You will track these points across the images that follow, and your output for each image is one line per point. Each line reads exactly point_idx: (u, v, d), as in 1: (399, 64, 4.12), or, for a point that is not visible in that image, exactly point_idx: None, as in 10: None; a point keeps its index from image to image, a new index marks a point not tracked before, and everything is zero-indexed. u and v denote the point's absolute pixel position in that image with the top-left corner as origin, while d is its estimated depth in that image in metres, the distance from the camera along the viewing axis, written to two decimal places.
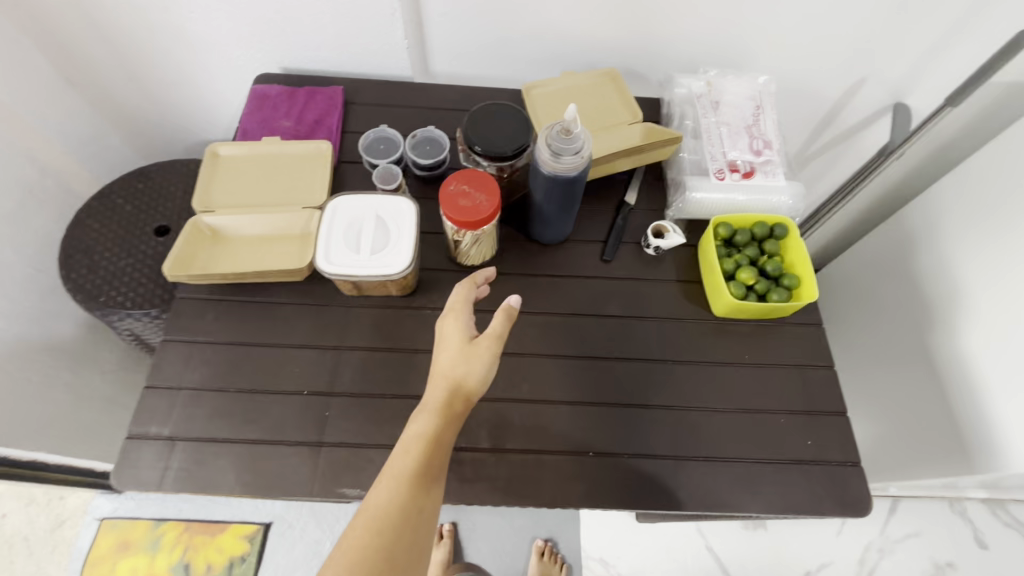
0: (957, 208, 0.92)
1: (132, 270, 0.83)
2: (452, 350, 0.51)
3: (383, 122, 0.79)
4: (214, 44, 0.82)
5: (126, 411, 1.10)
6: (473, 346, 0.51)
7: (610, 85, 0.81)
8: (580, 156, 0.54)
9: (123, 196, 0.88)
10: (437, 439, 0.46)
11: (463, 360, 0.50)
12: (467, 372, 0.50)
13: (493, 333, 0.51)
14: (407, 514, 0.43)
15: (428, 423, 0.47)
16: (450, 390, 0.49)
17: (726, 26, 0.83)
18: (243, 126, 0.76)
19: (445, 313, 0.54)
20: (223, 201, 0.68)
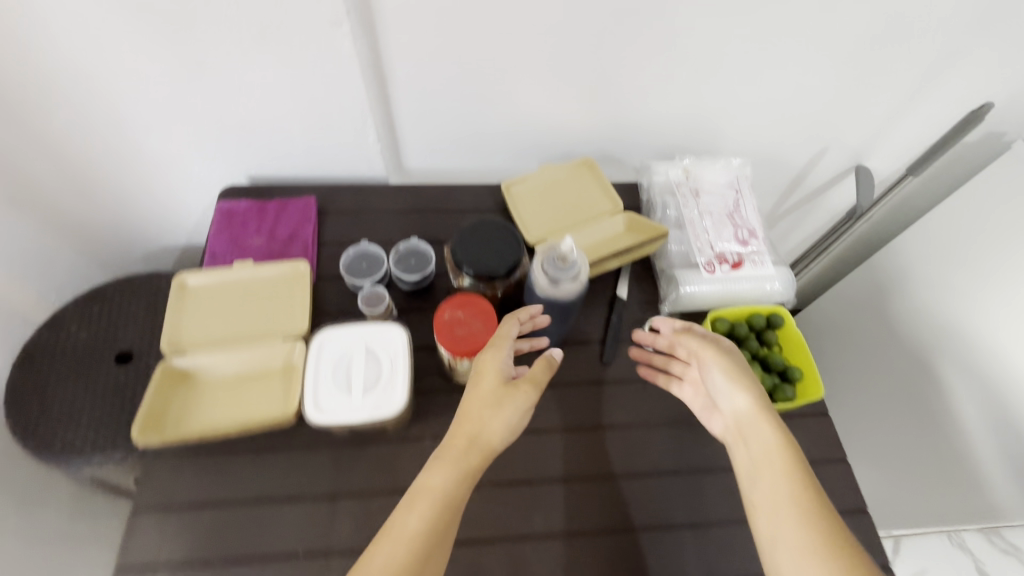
0: (931, 261, 0.95)
1: (91, 407, 0.75)
2: (482, 396, 0.51)
3: (359, 230, 0.76)
4: (174, 159, 0.78)
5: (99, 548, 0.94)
6: (502, 395, 0.51)
7: (586, 173, 0.81)
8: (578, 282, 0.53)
9: (79, 322, 0.82)
10: (456, 494, 0.47)
11: (496, 408, 0.51)
12: (491, 424, 0.50)
13: (533, 383, 0.53)
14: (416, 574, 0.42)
15: (448, 473, 0.47)
16: (475, 440, 0.49)
17: (696, 108, 0.84)
18: (211, 249, 0.72)
19: (484, 345, 0.54)
20: (194, 340, 0.63)
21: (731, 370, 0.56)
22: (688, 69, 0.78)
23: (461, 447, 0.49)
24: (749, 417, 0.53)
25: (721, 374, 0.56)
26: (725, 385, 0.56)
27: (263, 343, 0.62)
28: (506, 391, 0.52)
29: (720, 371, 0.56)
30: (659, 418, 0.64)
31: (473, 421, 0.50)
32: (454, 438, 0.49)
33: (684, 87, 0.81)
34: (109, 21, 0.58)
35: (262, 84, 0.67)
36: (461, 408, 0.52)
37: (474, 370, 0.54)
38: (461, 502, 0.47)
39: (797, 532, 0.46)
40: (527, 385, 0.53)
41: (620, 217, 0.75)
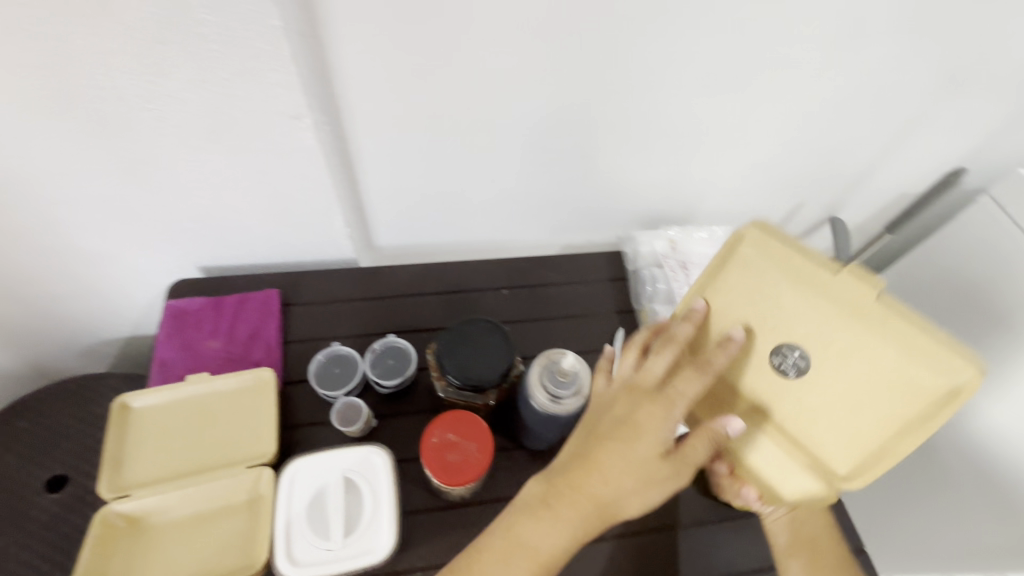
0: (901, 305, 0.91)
1: (17, 549, 0.65)
2: (631, 453, 0.43)
3: (330, 323, 0.69)
4: (113, 255, 0.69)
5: None
6: (656, 461, 0.44)
7: (763, 250, 0.46)
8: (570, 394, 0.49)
9: (0, 444, 0.71)
10: (555, 560, 0.42)
11: (642, 478, 0.43)
12: (630, 495, 0.43)
13: (690, 461, 0.45)
14: None
15: (558, 542, 0.42)
16: (602, 507, 0.43)
17: (676, 174, 0.82)
18: (160, 357, 0.64)
19: (658, 392, 0.45)
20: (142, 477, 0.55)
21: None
22: (667, 141, 0.76)
23: (585, 511, 0.43)
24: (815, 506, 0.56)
25: None
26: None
27: (223, 473, 0.54)
28: (659, 456, 0.44)
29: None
30: (671, 519, 0.60)
31: (610, 489, 0.43)
32: (581, 496, 0.43)
33: (665, 155, 0.78)
34: (27, 124, 0.51)
35: (211, 180, 0.60)
36: (598, 455, 0.44)
37: (631, 406, 0.46)
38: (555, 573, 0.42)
39: None
40: (683, 466, 0.44)
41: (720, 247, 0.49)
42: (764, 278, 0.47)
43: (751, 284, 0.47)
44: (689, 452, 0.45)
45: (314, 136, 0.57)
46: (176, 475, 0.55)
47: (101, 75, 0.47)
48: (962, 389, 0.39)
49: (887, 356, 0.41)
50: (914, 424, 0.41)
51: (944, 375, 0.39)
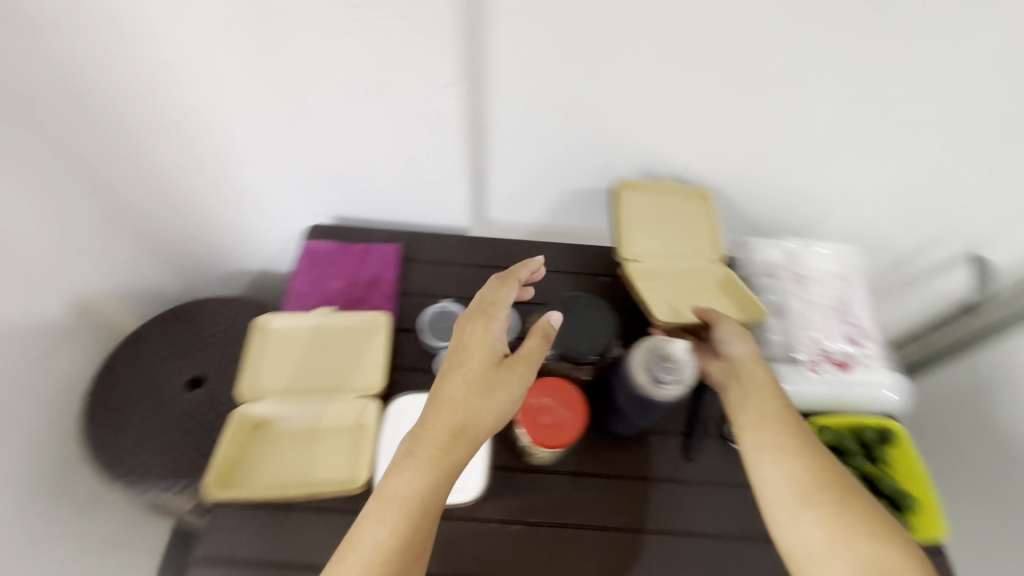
0: None
1: (161, 431, 0.77)
2: (465, 379, 0.49)
3: (440, 283, 0.74)
4: (267, 194, 0.79)
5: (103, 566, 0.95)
6: (488, 379, 0.49)
7: (636, 199, 0.75)
8: (676, 385, 0.48)
9: (158, 341, 0.84)
10: (431, 494, 0.45)
11: (485, 390, 0.48)
12: (481, 413, 0.48)
13: (526, 357, 0.50)
14: (397, 560, 0.43)
15: (425, 480, 0.45)
16: (455, 432, 0.47)
17: (806, 183, 0.77)
18: (294, 288, 0.72)
19: (474, 317, 0.53)
20: (271, 386, 0.63)
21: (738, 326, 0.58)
22: (798, 148, 0.72)
23: (441, 441, 0.47)
24: (751, 366, 0.55)
25: (728, 327, 0.57)
26: (732, 334, 0.57)
27: (338, 398, 0.61)
28: (489, 372, 0.49)
29: (730, 328, 0.58)
30: (750, 530, 0.59)
31: (455, 411, 0.48)
32: (433, 431, 0.47)
33: (793, 165, 0.75)
34: (228, 69, 0.60)
35: (359, 136, 0.66)
36: (438, 389, 0.50)
37: (452, 353, 0.51)
38: (441, 499, 0.46)
39: (788, 467, 0.48)
40: (524, 364, 0.50)
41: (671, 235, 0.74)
42: (643, 210, 0.75)
43: (653, 218, 0.74)
44: (522, 350, 0.51)
45: (455, 105, 0.61)
46: (298, 390, 0.62)
47: (291, 31, 0.55)
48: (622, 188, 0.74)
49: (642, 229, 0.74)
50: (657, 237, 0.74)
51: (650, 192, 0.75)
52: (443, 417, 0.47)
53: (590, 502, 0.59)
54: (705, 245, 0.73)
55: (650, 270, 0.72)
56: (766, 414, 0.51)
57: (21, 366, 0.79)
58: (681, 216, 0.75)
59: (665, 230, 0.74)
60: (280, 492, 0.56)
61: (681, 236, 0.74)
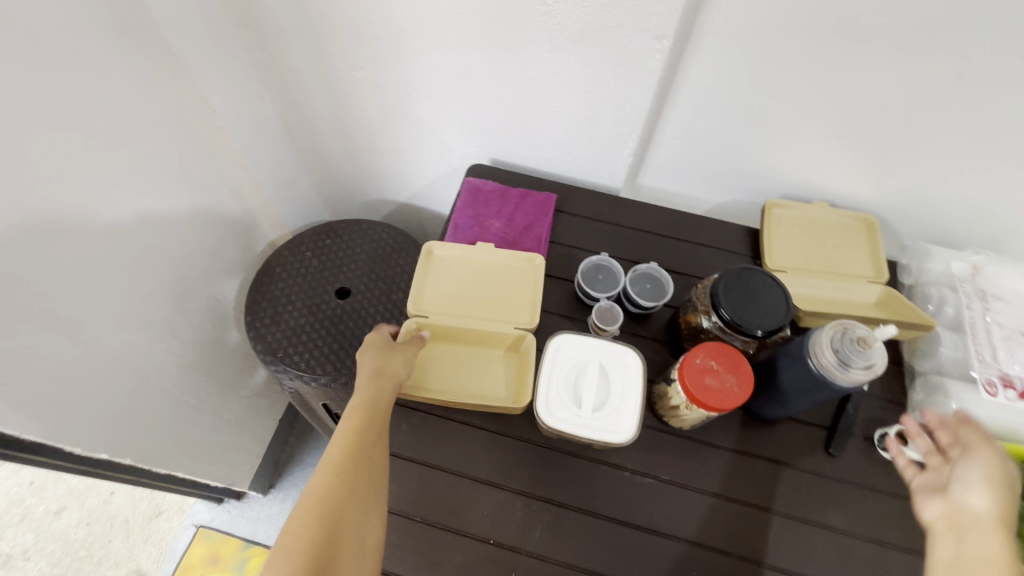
0: None
1: (310, 329, 0.84)
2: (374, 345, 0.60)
3: (591, 238, 0.76)
4: (433, 128, 0.83)
5: (226, 438, 1.08)
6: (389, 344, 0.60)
7: (783, 216, 0.76)
8: (861, 373, 0.47)
9: (312, 249, 0.91)
10: (375, 404, 0.54)
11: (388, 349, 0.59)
12: (389, 360, 0.58)
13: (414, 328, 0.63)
14: (361, 451, 0.50)
15: (369, 388, 0.54)
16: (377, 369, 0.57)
17: (1001, 201, 0.71)
18: (454, 219, 0.76)
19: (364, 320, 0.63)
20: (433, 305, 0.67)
21: (994, 473, 0.47)
22: (1016, 158, 0.65)
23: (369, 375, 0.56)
24: (981, 523, 0.44)
25: (976, 466, 0.47)
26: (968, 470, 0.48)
27: (498, 323, 0.65)
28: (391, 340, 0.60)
29: (980, 470, 0.47)
30: (888, 537, 0.57)
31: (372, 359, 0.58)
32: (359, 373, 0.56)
33: (1000, 176, 0.68)
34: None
35: (550, 78, 0.68)
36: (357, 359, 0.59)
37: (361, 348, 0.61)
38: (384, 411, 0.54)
39: None
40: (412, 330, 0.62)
41: (824, 251, 0.73)
42: (792, 227, 0.75)
43: (802, 235, 0.74)
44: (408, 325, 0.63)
45: (661, 59, 0.61)
46: (459, 313, 0.66)
47: None
48: (771, 205, 0.76)
49: (797, 243, 0.74)
50: (810, 251, 0.73)
51: (795, 210, 0.76)
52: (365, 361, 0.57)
53: (724, 474, 0.59)
54: (858, 263, 0.72)
55: (803, 281, 0.70)
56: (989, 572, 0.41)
57: (203, 250, 0.89)
58: (831, 237, 0.74)
59: (816, 249, 0.73)
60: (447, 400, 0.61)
61: (833, 253, 0.73)
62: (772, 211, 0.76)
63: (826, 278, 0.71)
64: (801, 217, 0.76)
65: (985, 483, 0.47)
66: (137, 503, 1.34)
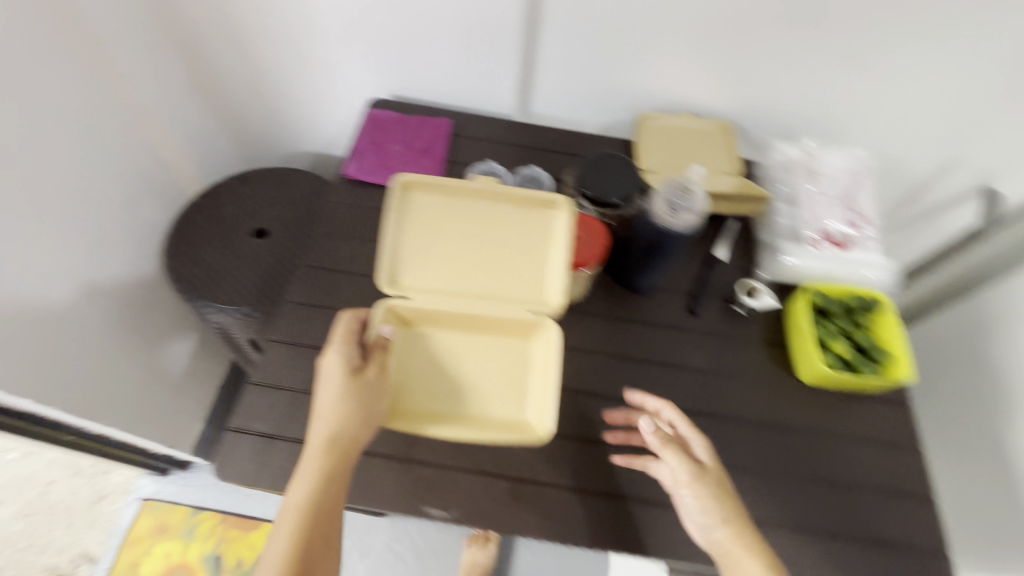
0: None
1: (231, 268, 0.88)
2: (332, 392, 0.53)
3: (486, 155, 0.83)
4: (338, 68, 0.89)
5: (166, 398, 1.10)
6: (353, 394, 0.53)
7: (653, 127, 0.85)
8: (687, 218, 0.56)
9: (230, 197, 0.94)
10: (321, 499, 0.49)
11: (340, 416, 0.52)
12: (346, 420, 0.52)
13: (372, 370, 0.55)
14: (309, 550, 0.48)
15: (316, 480, 0.50)
16: (331, 444, 0.51)
17: (831, 96, 0.83)
18: (358, 146, 0.81)
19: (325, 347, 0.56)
20: (423, 282, 0.61)
21: (706, 498, 0.53)
22: (833, 56, 0.77)
23: (320, 456, 0.51)
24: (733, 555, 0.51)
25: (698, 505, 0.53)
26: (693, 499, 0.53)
27: (508, 304, 0.60)
28: (354, 390, 0.53)
29: (699, 502, 0.53)
30: (745, 372, 0.67)
31: (323, 432, 0.51)
32: (309, 447, 0.51)
33: (822, 77, 0.81)
34: None
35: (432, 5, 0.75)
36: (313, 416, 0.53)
37: (321, 370, 0.54)
38: (333, 500, 0.50)
39: None
40: (367, 373, 0.54)
41: (689, 153, 0.83)
42: (662, 136, 0.85)
43: (670, 141, 0.84)
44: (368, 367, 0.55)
45: None
46: (456, 283, 0.62)
47: None
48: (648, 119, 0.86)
49: (666, 148, 0.84)
50: (677, 154, 0.83)
51: (665, 120, 0.86)
52: (314, 439, 0.51)
53: (603, 335, 0.68)
54: (716, 160, 0.82)
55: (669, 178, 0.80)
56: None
57: (125, 205, 0.90)
58: (695, 141, 0.84)
59: (681, 151, 0.83)
60: (446, 396, 0.59)
61: (698, 154, 0.83)
62: (647, 122, 0.86)
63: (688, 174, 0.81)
64: (670, 127, 0.86)
65: (706, 511, 0.53)
66: (77, 487, 1.31)
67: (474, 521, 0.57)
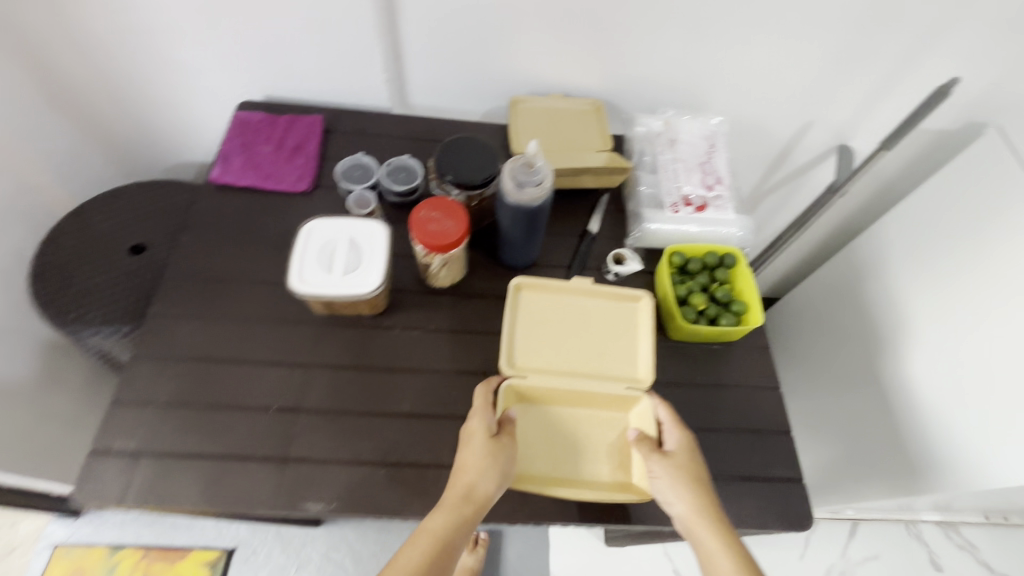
0: (897, 237, 1.03)
1: (105, 287, 0.84)
2: (477, 450, 0.55)
3: (360, 149, 0.82)
4: (201, 72, 0.86)
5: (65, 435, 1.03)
6: (492, 455, 0.55)
7: (525, 109, 0.87)
8: (529, 194, 0.59)
9: (101, 214, 0.90)
10: (452, 540, 0.51)
11: (481, 468, 0.54)
12: (484, 477, 0.54)
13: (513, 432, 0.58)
14: None
15: (450, 525, 0.52)
16: (468, 494, 0.53)
17: (686, 67, 0.88)
18: (223, 149, 0.79)
19: (471, 410, 0.59)
20: (533, 362, 0.63)
21: (677, 475, 0.56)
22: (678, 29, 0.82)
23: (456, 502, 0.53)
24: (694, 525, 0.54)
25: (666, 482, 0.56)
26: (669, 488, 0.56)
27: (609, 385, 0.63)
28: (495, 450, 0.56)
29: (668, 481, 0.56)
30: None
31: (461, 483, 0.54)
32: (451, 491, 0.54)
33: (676, 50, 0.85)
34: None
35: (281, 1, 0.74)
36: (457, 463, 0.56)
37: (467, 430, 0.57)
38: (457, 549, 0.51)
39: None
40: (510, 437, 0.57)
41: (562, 133, 0.86)
42: (535, 117, 0.87)
43: (542, 122, 0.86)
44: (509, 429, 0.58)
45: None
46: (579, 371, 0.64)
47: None
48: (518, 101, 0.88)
49: (537, 128, 0.86)
50: (548, 134, 0.85)
51: (533, 103, 0.88)
52: (455, 486, 0.53)
53: (481, 315, 0.69)
54: (586, 137, 0.85)
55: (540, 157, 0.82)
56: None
57: None
58: (566, 120, 0.87)
59: (553, 131, 0.86)
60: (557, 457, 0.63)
61: (569, 133, 0.86)
62: (517, 107, 0.88)
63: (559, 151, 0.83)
64: (542, 108, 0.88)
65: (673, 488, 0.56)
66: None
67: (354, 510, 0.57)
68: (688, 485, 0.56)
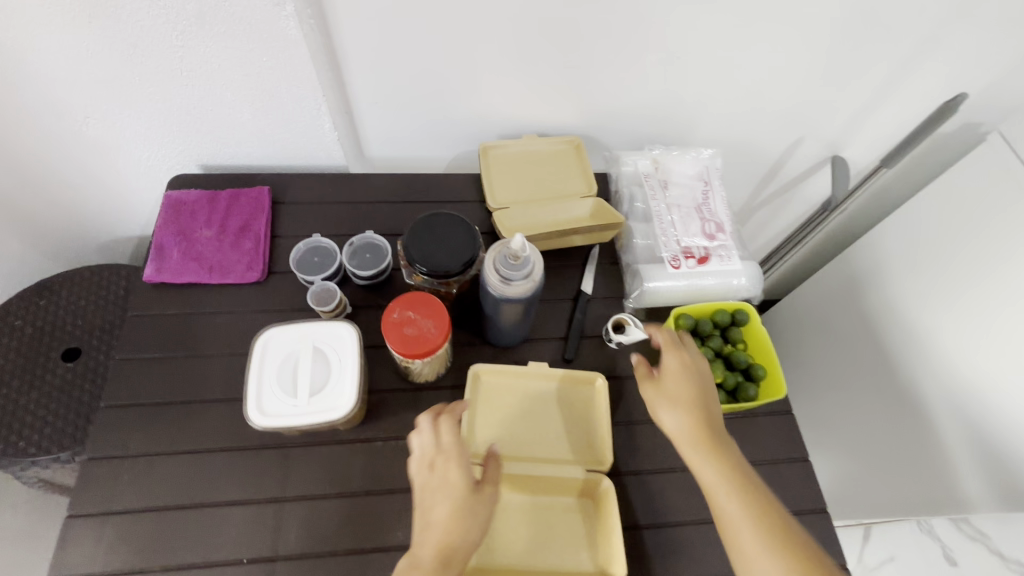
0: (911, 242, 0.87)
1: (37, 407, 0.73)
2: (453, 502, 0.47)
3: (317, 220, 0.73)
4: (117, 149, 0.74)
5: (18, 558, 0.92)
6: (470, 509, 0.47)
7: (497, 156, 0.79)
8: (511, 288, 0.51)
9: (21, 318, 0.78)
10: None
11: (463, 520, 0.47)
12: (463, 535, 0.46)
13: (494, 479, 0.49)
14: None
15: None
16: (446, 553, 0.45)
17: (669, 95, 0.80)
18: (157, 240, 0.68)
19: (438, 450, 0.50)
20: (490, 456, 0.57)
21: (681, 392, 0.53)
22: (660, 58, 0.74)
23: (435, 562, 0.45)
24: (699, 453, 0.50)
25: (667, 398, 0.53)
26: (671, 409, 0.52)
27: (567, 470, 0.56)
28: (474, 505, 0.47)
29: (670, 400, 0.53)
30: (628, 416, 0.62)
31: (437, 537, 0.46)
32: (426, 548, 0.45)
33: (657, 77, 0.77)
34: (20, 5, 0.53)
35: (197, 68, 0.62)
36: (423, 509, 0.48)
37: (434, 464, 0.49)
38: None
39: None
40: (490, 488, 0.49)
41: (541, 181, 0.77)
42: (509, 165, 0.79)
43: (518, 170, 0.78)
44: (489, 473, 0.49)
45: (296, 25, 0.59)
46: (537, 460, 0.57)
47: None
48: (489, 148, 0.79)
49: (513, 178, 0.77)
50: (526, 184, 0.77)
51: (506, 148, 0.79)
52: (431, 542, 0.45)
53: None
54: (568, 182, 0.77)
55: (521, 212, 0.74)
56: (763, 572, 0.44)
57: None
58: (543, 165, 0.79)
59: (531, 179, 0.77)
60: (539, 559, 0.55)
61: (549, 179, 0.77)
62: (487, 154, 0.79)
63: (541, 203, 0.75)
64: (516, 153, 0.80)
65: (677, 406, 0.52)
66: None
67: None
68: (694, 406, 0.52)
